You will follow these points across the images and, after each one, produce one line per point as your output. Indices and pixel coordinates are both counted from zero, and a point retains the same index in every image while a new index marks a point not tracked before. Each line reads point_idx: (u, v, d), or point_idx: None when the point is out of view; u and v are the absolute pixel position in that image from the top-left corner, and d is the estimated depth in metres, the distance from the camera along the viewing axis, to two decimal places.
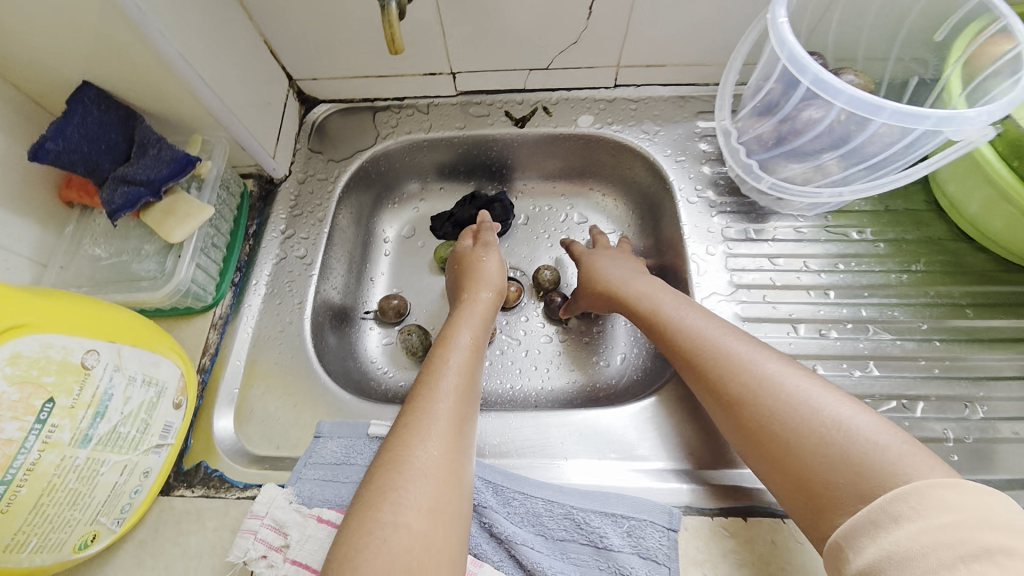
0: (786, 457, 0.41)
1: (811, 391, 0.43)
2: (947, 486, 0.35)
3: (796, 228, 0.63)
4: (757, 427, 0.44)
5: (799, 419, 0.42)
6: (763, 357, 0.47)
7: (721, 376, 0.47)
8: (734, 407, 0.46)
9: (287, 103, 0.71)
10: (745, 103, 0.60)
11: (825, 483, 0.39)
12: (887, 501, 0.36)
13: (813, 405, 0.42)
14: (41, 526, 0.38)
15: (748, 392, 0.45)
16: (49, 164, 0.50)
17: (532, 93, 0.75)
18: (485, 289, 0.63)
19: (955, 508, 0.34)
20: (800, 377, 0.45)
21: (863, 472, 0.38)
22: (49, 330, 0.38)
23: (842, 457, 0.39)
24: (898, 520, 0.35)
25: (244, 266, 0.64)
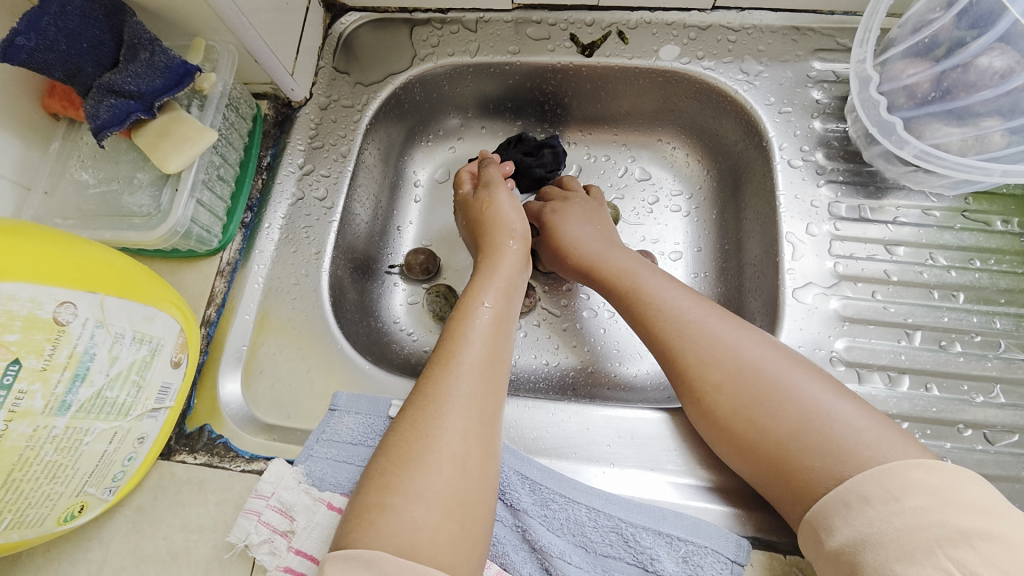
0: (760, 443, 0.39)
1: (784, 368, 0.41)
2: (919, 466, 0.35)
3: (924, 209, 0.53)
4: (738, 424, 0.40)
5: (770, 401, 0.40)
6: (737, 330, 0.43)
7: (690, 356, 0.43)
8: (698, 388, 0.43)
9: (309, 6, 0.58)
10: (895, 45, 0.49)
11: (807, 471, 0.37)
12: (860, 481, 0.35)
13: (784, 384, 0.40)
14: (14, 502, 0.33)
15: (715, 372, 0.42)
16: (22, 65, 0.40)
17: (605, 12, 0.60)
18: (512, 242, 0.52)
19: (926, 489, 0.33)
20: (782, 363, 0.41)
21: (842, 458, 0.36)
22: (10, 279, 0.32)
23: (819, 442, 0.37)
24: (866, 501, 0.34)
25: (255, 205, 0.56)
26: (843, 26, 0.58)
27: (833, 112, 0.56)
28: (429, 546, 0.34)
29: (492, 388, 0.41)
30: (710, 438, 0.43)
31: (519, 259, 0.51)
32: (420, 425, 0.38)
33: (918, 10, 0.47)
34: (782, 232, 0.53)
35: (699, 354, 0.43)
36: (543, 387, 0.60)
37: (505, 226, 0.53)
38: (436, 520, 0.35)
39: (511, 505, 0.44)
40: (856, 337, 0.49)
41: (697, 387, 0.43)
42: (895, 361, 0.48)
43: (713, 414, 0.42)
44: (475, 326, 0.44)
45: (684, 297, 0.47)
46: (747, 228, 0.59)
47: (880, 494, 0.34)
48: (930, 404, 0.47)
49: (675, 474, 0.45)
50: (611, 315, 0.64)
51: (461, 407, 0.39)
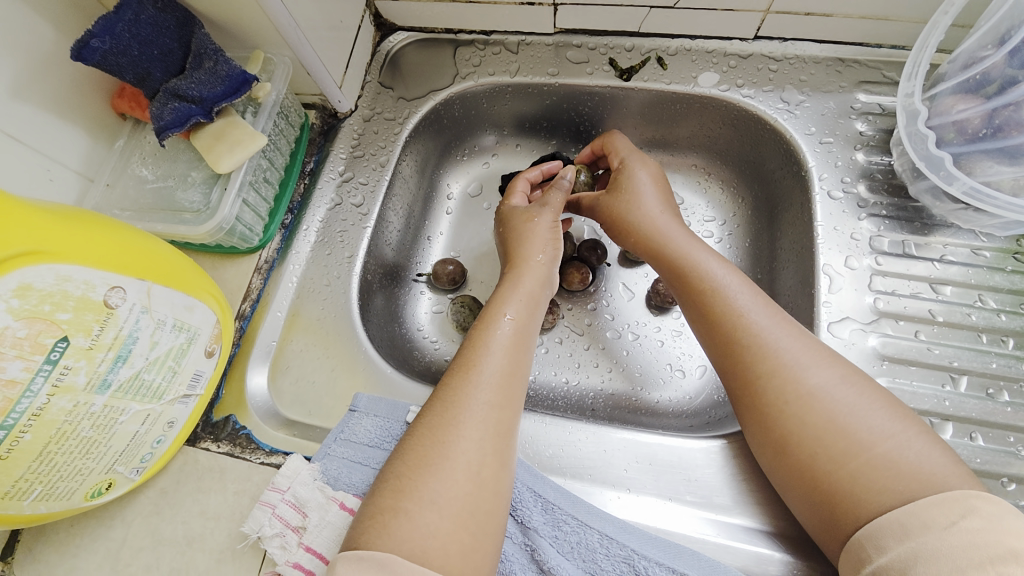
0: (813, 468, 0.38)
1: (852, 397, 0.39)
2: (982, 496, 0.33)
3: (973, 249, 0.51)
4: (797, 448, 0.39)
5: (838, 422, 0.38)
6: (807, 349, 0.41)
7: (754, 368, 0.42)
8: (760, 401, 0.41)
9: (362, 25, 0.61)
10: (945, 80, 0.48)
11: (855, 502, 0.35)
12: (919, 506, 0.33)
13: (851, 405, 0.38)
14: (48, 474, 0.35)
15: (781, 386, 0.40)
16: (96, 66, 0.44)
17: (645, 39, 0.61)
18: (542, 255, 0.52)
19: (986, 516, 0.31)
20: (850, 388, 0.39)
21: (906, 484, 0.34)
22: (68, 262, 0.34)
23: (881, 469, 0.35)
24: (925, 525, 0.32)
25: (296, 207, 0.58)
26: (891, 59, 0.57)
27: (877, 145, 0.55)
28: (441, 554, 0.34)
29: (511, 400, 0.41)
30: (763, 455, 0.41)
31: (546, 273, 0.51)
32: (438, 432, 0.38)
33: (968, 47, 0.46)
34: (818, 264, 0.51)
35: (762, 366, 0.41)
36: (562, 406, 0.59)
37: (534, 239, 0.53)
38: (448, 528, 0.35)
39: (521, 522, 0.43)
40: (895, 378, 0.47)
41: (758, 401, 0.41)
42: (937, 407, 0.46)
43: (771, 431, 0.40)
44: (497, 336, 0.44)
45: (755, 305, 0.44)
46: (782, 258, 0.58)
47: (941, 518, 0.32)
48: (974, 455, 0.44)
49: (693, 506, 0.44)
50: (635, 337, 0.63)
51: (479, 416, 0.39)
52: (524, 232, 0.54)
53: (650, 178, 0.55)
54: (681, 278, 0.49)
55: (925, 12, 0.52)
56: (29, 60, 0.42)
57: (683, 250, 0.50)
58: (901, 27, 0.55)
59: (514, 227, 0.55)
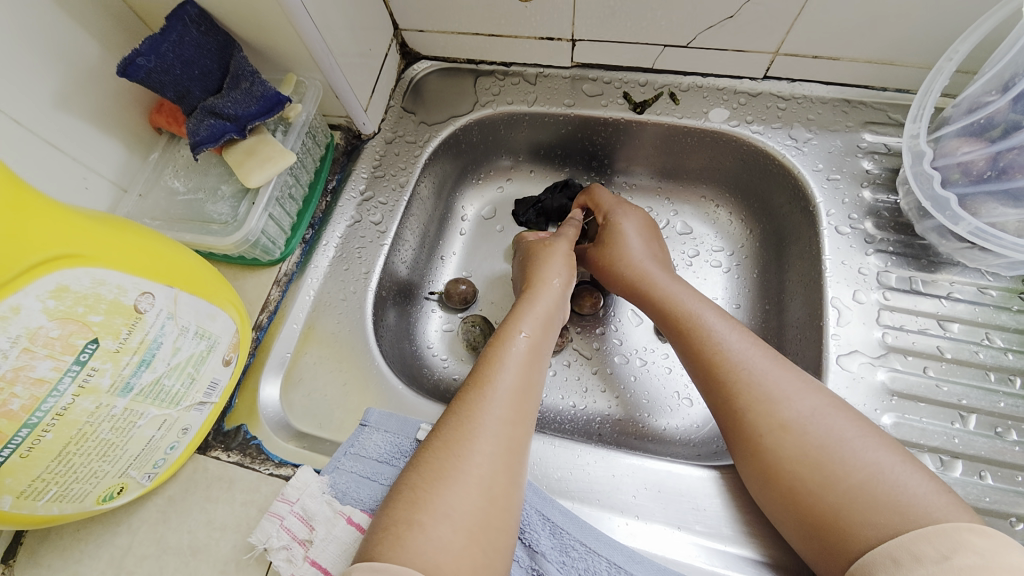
0: (801, 498, 0.38)
1: (834, 425, 0.39)
2: (973, 528, 0.32)
3: (979, 288, 0.51)
4: (789, 481, 0.39)
5: (814, 450, 0.38)
6: (789, 378, 0.42)
7: (740, 398, 0.42)
8: (744, 435, 0.42)
9: (388, 54, 0.64)
10: (950, 123, 0.50)
11: (843, 532, 0.36)
12: (904, 540, 0.33)
13: (826, 435, 0.38)
14: (63, 475, 0.36)
15: (764, 416, 0.41)
16: (139, 82, 0.46)
17: (659, 74, 0.64)
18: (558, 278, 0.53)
19: (978, 550, 0.30)
20: (834, 417, 0.39)
21: (886, 517, 0.34)
22: (104, 266, 0.35)
23: (860, 500, 0.35)
24: (916, 559, 0.32)
25: (317, 223, 0.60)
26: (896, 102, 0.59)
27: (883, 183, 0.56)
28: (454, 568, 0.34)
29: (525, 417, 0.42)
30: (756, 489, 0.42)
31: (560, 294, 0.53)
32: (454, 445, 0.39)
33: (971, 92, 0.49)
34: (826, 297, 0.52)
35: (742, 399, 0.42)
36: (570, 429, 0.59)
37: (551, 265, 0.55)
38: (461, 544, 0.35)
39: (529, 545, 0.43)
40: (904, 414, 0.47)
41: (743, 434, 0.42)
42: (948, 445, 0.46)
43: (759, 467, 0.41)
44: (511, 353, 0.45)
45: (730, 335, 0.46)
46: (790, 289, 0.59)
47: (932, 552, 0.31)
48: (983, 493, 0.43)
49: (701, 536, 0.44)
50: (643, 363, 0.64)
51: (493, 432, 0.40)
52: (541, 261, 0.56)
53: (636, 228, 0.58)
54: (668, 311, 0.50)
55: (928, 59, 0.55)
56: (76, 76, 0.45)
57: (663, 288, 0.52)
58: (906, 72, 0.57)
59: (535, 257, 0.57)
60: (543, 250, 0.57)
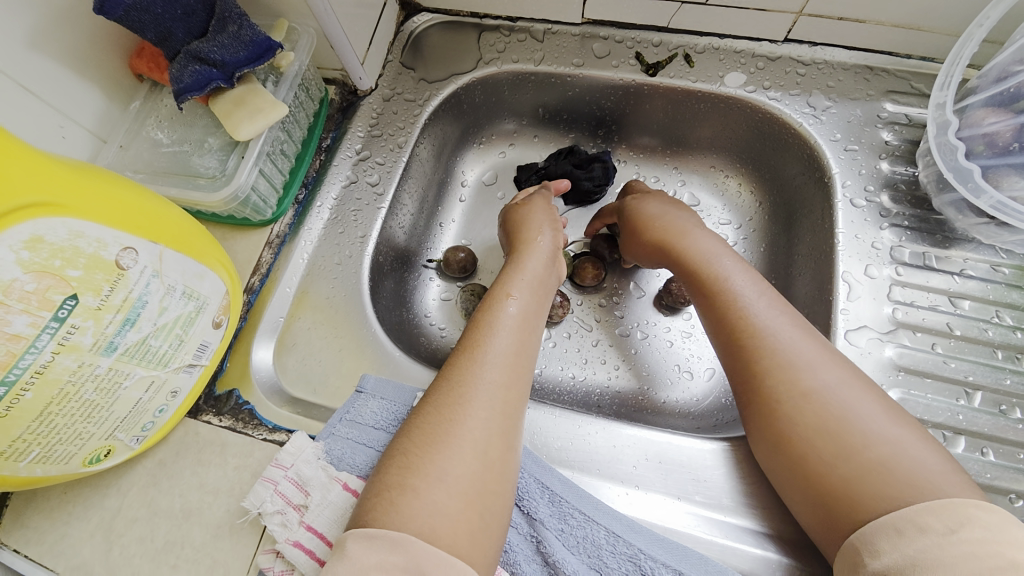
0: (810, 465, 0.38)
1: (857, 400, 0.38)
2: (978, 504, 0.32)
3: (993, 265, 0.50)
4: (800, 450, 0.38)
5: (835, 421, 0.38)
6: (816, 348, 0.41)
7: (761, 362, 0.42)
8: (761, 397, 0.41)
9: (387, 3, 0.60)
10: (977, 93, 0.48)
11: (853, 501, 0.35)
12: (914, 513, 0.33)
13: (851, 405, 0.38)
14: (46, 436, 0.34)
15: (783, 382, 0.40)
16: (117, 21, 0.42)
17: (674, 34, 0.60)
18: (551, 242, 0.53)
19: (985, 525, 0.31)
20: (858, 392, 0.39)
21: (900, 489, 0.34)
22: (82, 217, 0.33)
23: (874, 472, 0.35)
24: (922, 530, 0.32)
25: (311, 183, 0.57)
26: (919, 70, 0.57)
27: (902, 155, 0.54)
28: (450, 534, 0.34)
29: (518, 382, 0.41)
30: (763, 454, 0.41)
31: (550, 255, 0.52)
32: (446, 409, 0.38)
33: (1001, 60, 0.47)
34: (836, 271, 0.51)
35: (767, 362, 0.41)
36: (568, 400, 0.59)
37: (538, 227, 0.54)
38: (457, 508, 0.35)
39: (527, 513, 0.42)
40: (910, 390, 0.46)
41: (761, 398, 0.41)
42: (951, 421, 0.45)
43: (770, 431, 0.40)
44: (502, 317, 0.44)
45: (768, 302, 0.44)
46: (798, 263, 0.58)
47: (938, 525, 0.32)
48: (984, 470, 0.43)
49: (700, 506, 0.43)
50: (645, 336, 0.63)
51: (487, 396, 0.39)
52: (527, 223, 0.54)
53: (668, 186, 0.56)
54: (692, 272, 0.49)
55: (958, 24, 0.52)
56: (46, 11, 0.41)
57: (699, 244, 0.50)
58: (933, 38, 0.54)
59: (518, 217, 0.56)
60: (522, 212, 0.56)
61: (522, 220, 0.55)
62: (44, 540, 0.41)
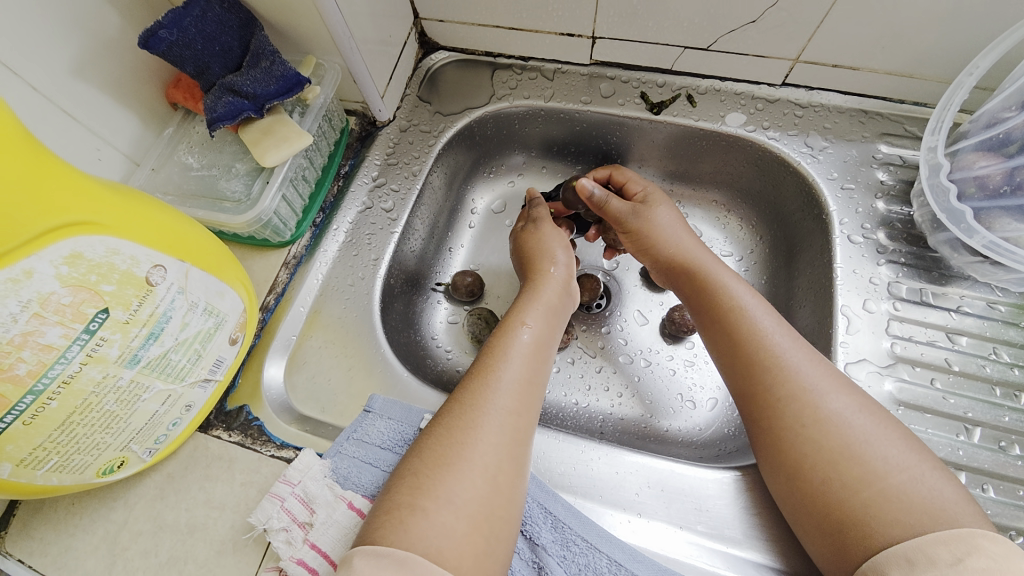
0: (823, 495, 0.38)
1: (871, 430, 0.39)
2: (987, 535, 0.33)
3: (989, 302, 0.51)
4: (812, 480, 0.39)
5: (850, 450, 0.38)
6: (829, 378, 0.42)
7: (774, 392, 0.42)
8: (774, 422, 0.42)
9: (407, 42, 0.64)
10: (967, 137, 0.51)
11: (865, 531, 0.36)
12: (925, 542, 0.33)
13: (869, 433, 0.39)
14: (65, 445, 0.35)
15: (799, 410, 0.41)
16: (160, 55, 0.46)
17: (677, 76, 0.64)
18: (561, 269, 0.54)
19: (989, 555, 0.32)
20: (870, 422, 0.40)
21: (915, 518, 0.35)
22: (118, 236, 0.35)
23: (894, 500, 0.36)
24: (931, 561, 0.33)
25: (328, 207, 0.60)
26: (913, 115, 0.59)
27: (897, 195, 0.56)
28: (455, 556, 0.34)
29: (526, 408, 0.42)
30: (774, 482, 0.42)
31: (563, 283, 0.54)
32: (457, 432, 0.39)
33: (990, 108, 0.49)
34: (836, 305, 0.52)
35: (781, 389, 0.42)
36: (571, 426, 0.59)
37: (552, 254, 0.55)
38: (462, 529, 0.36)
39: (530, 538, 0.43)
40: (910, 424, 0.47)
41: (774, 423, 0.42)
42: (952, 457, 0.46)
43: (784, 461, 0.41)
44: (516, 345, 0.45)
45: (779, 330, 0.45)
46: (799, 296, 0.59)
47: (947, 555, 0.32)
48: (985, 506, 0.44)
49: (702, 536, 0.43)
50: (647, 364, 0.63)
51: (496, 421, 0.40)
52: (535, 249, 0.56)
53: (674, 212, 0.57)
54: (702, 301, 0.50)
55: (948, 72, 0.55)
56: (95, 45, 0.45)
57: (711, 271, 0.51)
58: (924, 86, 0.57)
59: (524, 243, 0.58)
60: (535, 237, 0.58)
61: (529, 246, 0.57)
62: (48, 551, 0.42)
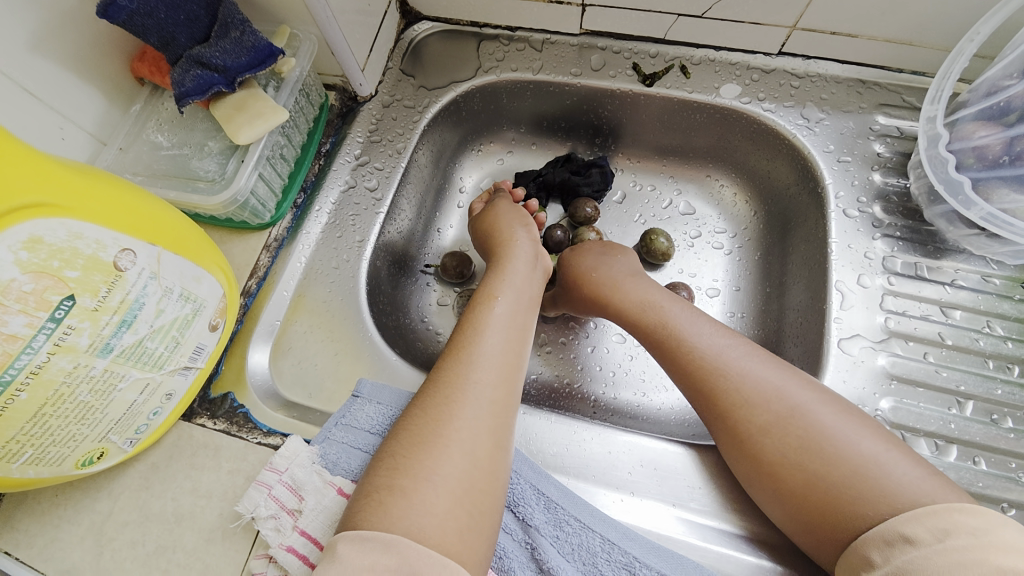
0: (798, 490, 0.38)
1: (824, 420, 0.39)
2: (962, 509, 0.33)
3: (983, 275, 0.51)
4: (784, 478, 0.39)
5: (809, 444, 0.38)
6: (771, 379, 0.41)
7: (721, 400, 0.42)
8: (731, 430, 0.42)
9: (388, 11, 0.61)
10: (967, 106, 0.49)
11: (842, 520, 0.36)
12: (898, 521, 0.34)
13: (822, 427, 0.39)
14: (39, 438, 0.34)
15: (748, 419, 0.41)
16: (120, 25, 0.43)
17: (670, 46, 0.61)
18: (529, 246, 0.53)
19: (971, 531, 0.32)
20: (823, 411, 0.39)
21: (884, 504, 0.35)
22: (81, 218, 0.33)
23: (851, 493, 0.36)
24: (911, 539, 0.33)
25: (309, 187, 0.58)
26: (911, 84, 0.58)
27: (894, 167, 0.55)
28: (439, 532, 0.34)
29: (507, 382, 0.42)
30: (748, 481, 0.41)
31: (532, 257, 0.53)
32: (433, 411, 0.39)
33: (990, 76, 0.47)
34: (830, 280, 0.51)
35: (728, 394, 0.42)
36: (564, 406, 0.59)
37: (522, 234, 0.54)
38: (445, 506, 0.35)
39: (522, 520, 0.42)
40: (903, 399, 0.47)
41: (732, 430, 0.41)
42: (943, 430, 0.46)
43: (752, 463, 0.40)
44: (493, 320, 0.45)
45: (708, 334, 0.45)
46: (793, 273, 0.59)
47: (926, 534, 0.33)
48: (975, 478, 0.44)
49: (694, 513, 0.44)
50: (640, 343, 0.63)
51: (476, 396, 0.40)
52: (507, 228, 0.55)
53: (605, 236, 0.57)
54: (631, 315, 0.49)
55: (949, 39, 0.53)
56: (49, 14, 0.41)
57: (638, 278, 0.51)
58: (924, 53, 0.55)
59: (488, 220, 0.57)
60: (507, 216, 0.57)
61: (494, 224, 0.56)
62: (33, 543, 0.41)
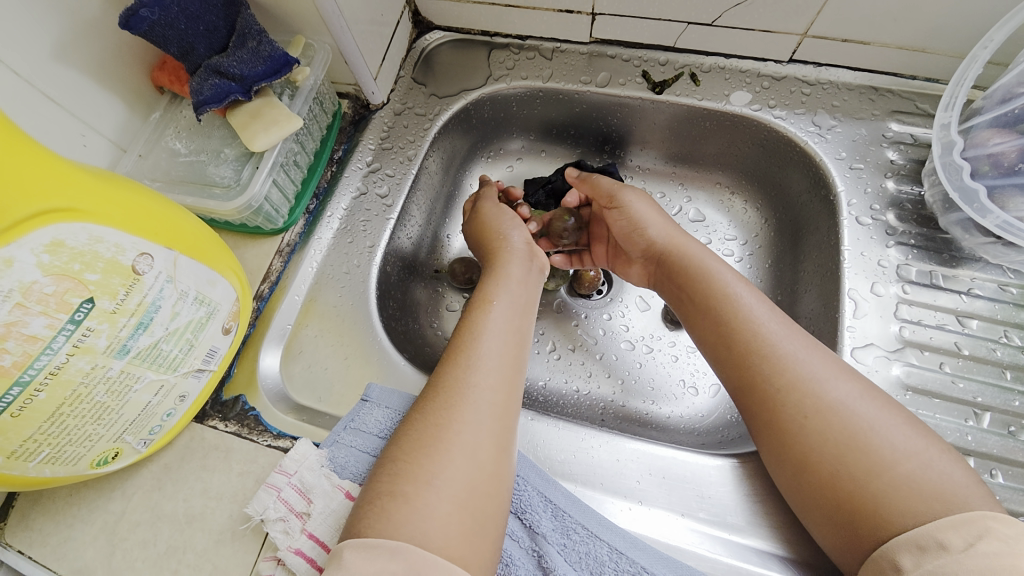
0: (833, 485, 0.37)
1: (873, 413, 0.39)
2: (998, 517, 0.33)
3: (1000, 284, 0.50)
4: (824, 471, 0.38)
5: (860, 436, 0.38)
6: (830, 368, 0.41)
7: (770, 383, 0.41)
8: (778, 418, 0.41)
9: (401, 21, 0.62)
10: (982, 113, 0.49)
11: (878, 520, 0.35)
12: (935, 527, 0.33)
13: (872, 420, 0.38)
14: (56, 437, 0.35)
15: (800, 400, 0.40)
16: (141, 35, 0.44)
17: (680, 54, 0.61)
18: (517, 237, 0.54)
19: (1003, 538, 0.31)
20: (873, 405, 0.39)
21: (927, 505, 0.34)
22: (101, 223, 0.34)
23: (904, 488, 0.35)
24: (944, 547, 0.32)
25: (321, 194, 0.58)
26: (925, 91, 0.57)
27: (908, 174, 0.55)
28: (442, 537, 0.34)
29: (507, 385, 0.42)
30: (780, 474, 0.41)
31: (526, 258, 0.53)
32: (435, 415, 0.39)
33: (1005, 82, 0.47)
34: (843, 288, 0.51)
35: (779, 380, 0.41)
36: (572, 413, 0.58)
37: (512, 231, 0.55)
38: (447, 511, 0.35)
39: (529, 526, 0.42)
40: (918, 409, 0.46)
41: (774, 417, 0.41)
42: (960, 442, 0.45)
43: (792, 450, 0.40)
44: (490, 322, 0.45)
45: (769, 317, 0.44)
46: (805, 281, 0.58)
47: (957, 540, 0.32)
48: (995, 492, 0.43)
49: (703, 523, 0.43)
50: (649, 351, 0.62)
51: (481, 400, 0.40)
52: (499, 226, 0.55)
53: (648, 203, 0.55)
54: (686, 289, 0.50)
55: (963, 46, 0.53)
56: (75, 26, 0.43)
57: (690, 260, 0.50)
58: (938, 60, 0.55)
59: (484, 223, 0.57)
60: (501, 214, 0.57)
61: (489, 226, 0.56)
62: (48, 541, 0.42)
